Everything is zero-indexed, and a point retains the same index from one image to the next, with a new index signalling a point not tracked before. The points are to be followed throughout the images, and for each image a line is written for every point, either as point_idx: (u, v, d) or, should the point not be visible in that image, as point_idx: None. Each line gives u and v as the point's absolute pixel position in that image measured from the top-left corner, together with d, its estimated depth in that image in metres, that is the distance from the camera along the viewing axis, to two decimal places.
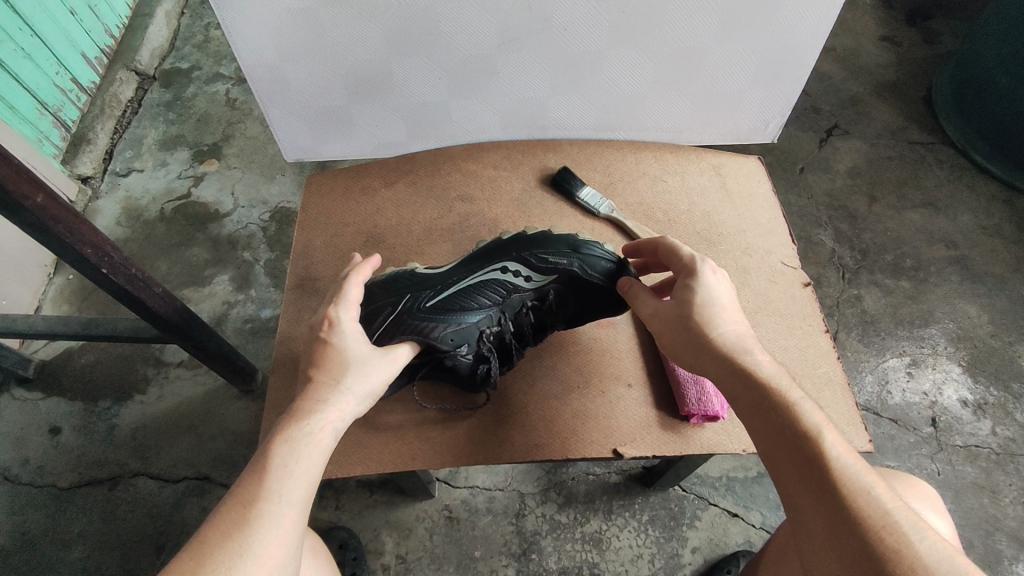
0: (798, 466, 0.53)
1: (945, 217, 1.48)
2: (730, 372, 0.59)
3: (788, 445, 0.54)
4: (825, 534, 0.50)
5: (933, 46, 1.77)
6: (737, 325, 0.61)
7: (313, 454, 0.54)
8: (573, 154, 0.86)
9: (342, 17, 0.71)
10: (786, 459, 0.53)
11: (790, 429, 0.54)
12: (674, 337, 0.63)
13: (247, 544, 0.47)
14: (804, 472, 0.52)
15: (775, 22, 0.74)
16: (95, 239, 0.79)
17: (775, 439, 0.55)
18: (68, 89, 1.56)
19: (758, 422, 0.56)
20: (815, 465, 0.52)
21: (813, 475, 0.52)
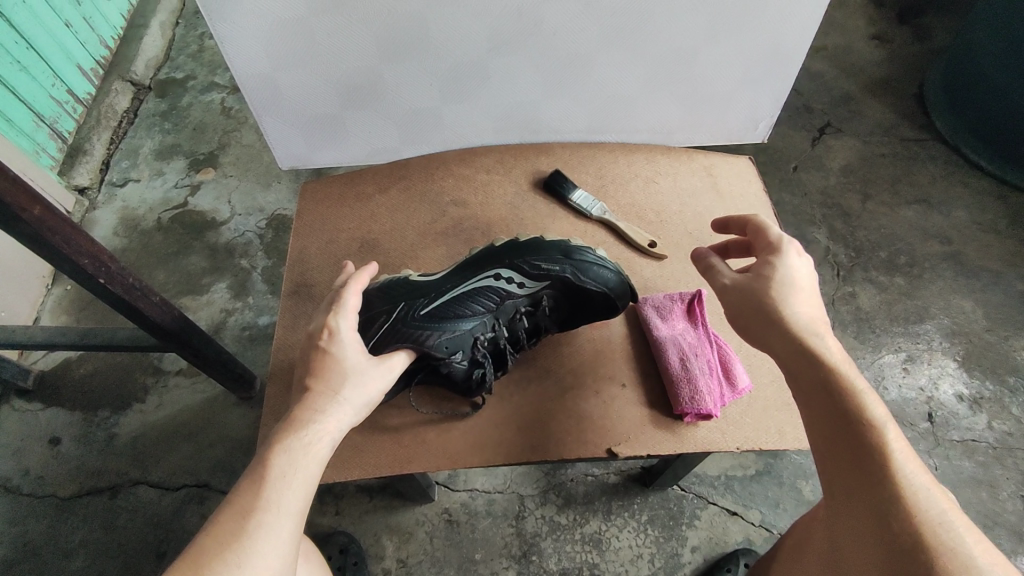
0: (852, 454, 0.54)
1: (938, 213, 1.48)
2: (796, 352, 0.59)
3: (845, 432, 0.55)
4: (870, 521, 0.52)
5: (924, 43, 1.78)
6: (812, 310, 0.62)
7: (310, 464, 0.54)
8: (565, 157, 0.87)
9: (335, 25, 0.72)
10: (844, 444, 0.54)
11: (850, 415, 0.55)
12: (745, 316, 0.64)
13: (246, 553, 0.47)
14: (856, 460, 0.53)
15: (762, 24, 0.75)
16: (91, 250, 0.80)
17: (833, 423, 0.56)
18: (64, 101, 1.56)
19: (817, 407, 0.57)
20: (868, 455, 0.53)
21: (866, 464, 0.53)
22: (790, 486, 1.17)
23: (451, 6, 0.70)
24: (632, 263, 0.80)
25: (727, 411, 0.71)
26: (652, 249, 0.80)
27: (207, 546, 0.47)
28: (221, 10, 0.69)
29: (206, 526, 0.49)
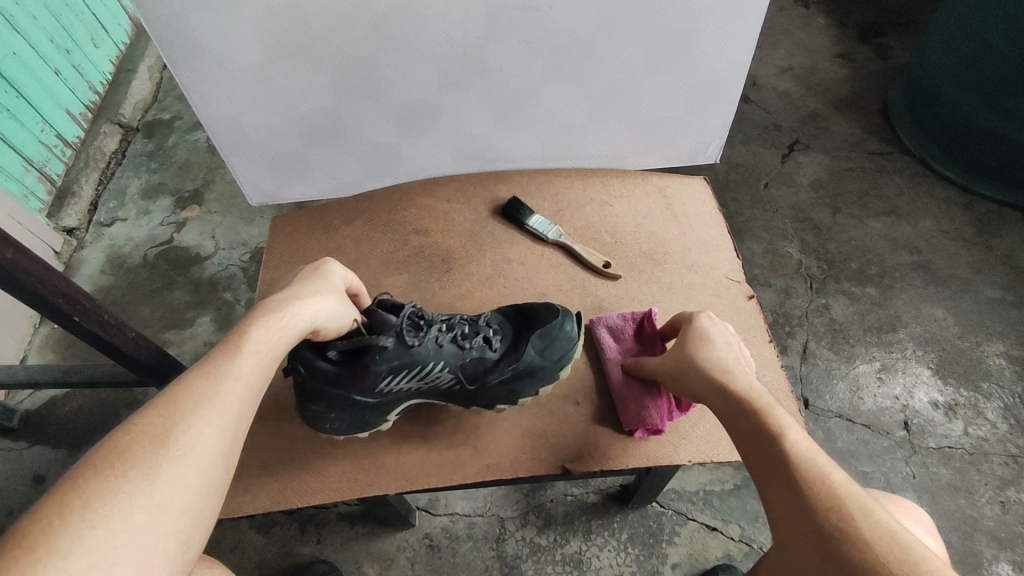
0: (765, 459, 0.57)
1: (907, 224, 1.51)
2: (713, 387, 0.65)
3: (757, 442, 0.58)
4: (783, 519, 0.53)
5: (887, 60, 1.84)
6: (729, 354, 0.68)
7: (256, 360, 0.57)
8: (522, 184, 0.90)
9: (291, 70, 0.75)
10: (755, 456, 0.58)
11: (758, 428, 0.59)
12: (668, 367, 0.70)
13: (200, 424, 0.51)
14: (768, 465, 0.56)
15: (698, 53, 0.79)
16: (65, 288, 0.83)
17: (747, 437, 0.59)
18: (53, 145, 1.61)
19: (733, 426, 0.61)
20: (777, 456, 0.56)
21: (777, 466, 0.55)
22: None
23: (400, 49, 0.74)
24: (588, 284, 0.82)
25: (678, 425, 0.73)
26: (606, 269, 0.83)
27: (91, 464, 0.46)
28: (181, 64, 0.73)
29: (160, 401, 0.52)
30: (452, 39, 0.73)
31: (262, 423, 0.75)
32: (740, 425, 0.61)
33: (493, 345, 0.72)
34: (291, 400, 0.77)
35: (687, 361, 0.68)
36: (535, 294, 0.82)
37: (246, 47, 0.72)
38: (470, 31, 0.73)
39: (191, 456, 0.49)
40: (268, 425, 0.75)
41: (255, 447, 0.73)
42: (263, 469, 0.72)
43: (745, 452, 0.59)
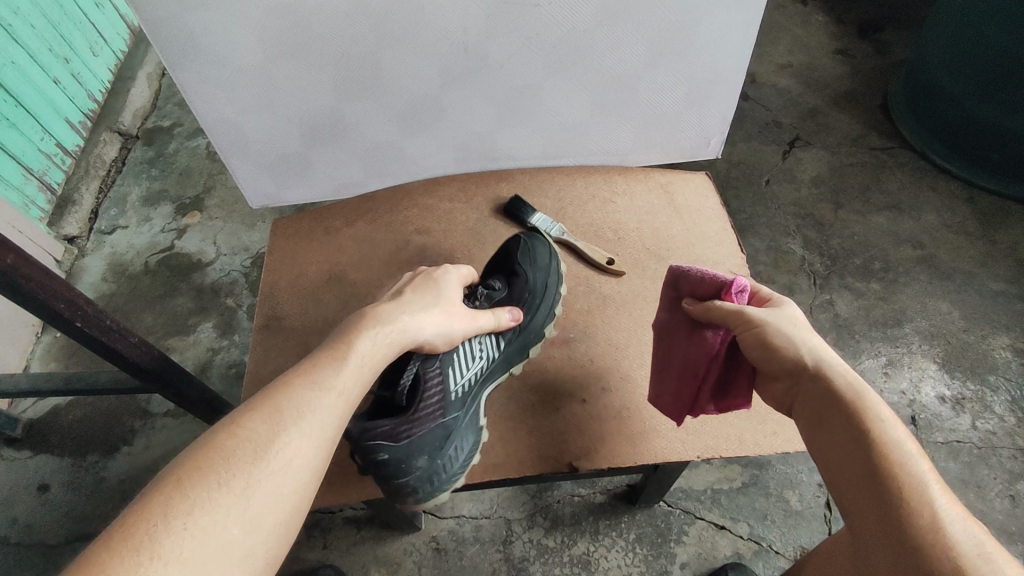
0: (860, 474, 0.51)
1: (909, 218, 1.51)
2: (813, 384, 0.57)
3: (864, 455, 0.51)
4: (896, 547, 0.46)
5: (886, 55, 1.84)
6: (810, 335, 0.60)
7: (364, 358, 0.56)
8: (524, 182, 0.90)
9: (291, 69, 0.75)
10: (861, 469, 0.51)
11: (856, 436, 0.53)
12: (744, 346, 0.62)
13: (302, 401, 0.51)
14: (862, 481, 0.51)
15: (699, 46, 0.78)
16: (67, 294, 0.82)
17: (853, 445, 0.52)
18: (53, 154, 1.61)
19: (837, 432, 0.54)
20: (873, 473, 0.50)
21: (873, 485, 0.50)
22: (777, 496, 1.17)
23: (400, 46, 0.74)
24: (591, 281, 0.82)
25: (687, 421, 0.72)
26: (610, 266, 0.82)
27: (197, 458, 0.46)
28: (183, 65, 0.73)
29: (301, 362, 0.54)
30: (451, 36, 0.73)
31: None
32: (834, 427, 0.54)
33: (496, 285, 0.76)
34: None
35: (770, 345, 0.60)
36: None
37: (246, 47, 0.72)
38: (469, 27, 0.72)
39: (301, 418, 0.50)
40: None
41: None
42: None
43: (834, 460, 0.54)
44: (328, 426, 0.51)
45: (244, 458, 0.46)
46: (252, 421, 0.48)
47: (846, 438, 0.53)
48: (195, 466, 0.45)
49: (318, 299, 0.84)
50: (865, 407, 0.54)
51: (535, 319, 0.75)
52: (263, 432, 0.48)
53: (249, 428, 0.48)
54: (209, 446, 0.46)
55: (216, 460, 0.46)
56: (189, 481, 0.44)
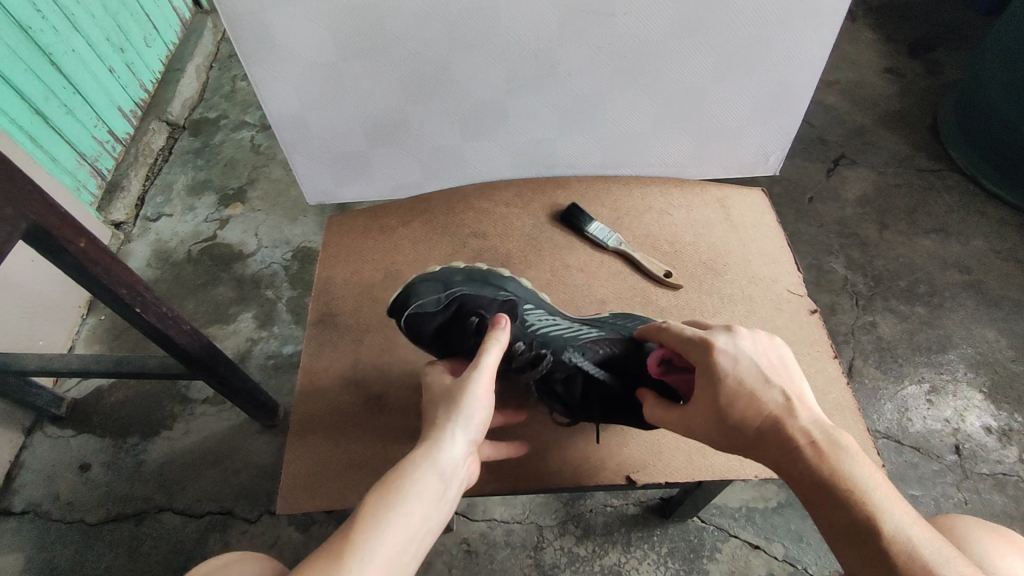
0: (848, 534, 0.49)
1: (957, 242, 1.48)
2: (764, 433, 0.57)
3: (818, 495, 0.52)
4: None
5: (937, 75, 1.80)
6: (769, 370, 0.61)
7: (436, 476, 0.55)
8: (580, 190, 0.90)
9: (362, 70, 0.76)
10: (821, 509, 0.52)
11: (832, 494, 0.51)
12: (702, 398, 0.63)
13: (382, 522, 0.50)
14: (854, 545, 0.49)
15: (770, 62, 0.78)
16: (129, 279, 0.84)
17: (807, 485, 0.53)
18: (105, 140, 1.65)
19: (793, 478, 0.55)
20: (858, 530, 0.49)
21: (861, 545, 0.48)
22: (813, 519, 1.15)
23: (471, 51, 0.75)
24: (648, 293, 0.81)
25: None
26: (667, 278, 0.82)
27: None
28: (257, 60, 0.74)
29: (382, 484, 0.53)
30: (522, 42, 0.73)
31: (321, 424, 0.76)
32: (809, 486, 0.53)
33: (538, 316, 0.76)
34: (351, 402, 0.78)
35: (737, 398, 0.59)
36: (594, 302, 0.81)
37: (320, 46, 0.73)
38: (542, 34, 0.73)
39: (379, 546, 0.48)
40: (327, 427, 0.76)
41: (313, 447, 0.74)
42: (323, 469, 0.73)
43: (821, 521, 0.52)
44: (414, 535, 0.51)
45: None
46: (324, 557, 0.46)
47: (821, 494, 0.52)
48: None
49: (374, 298, 0.85)
50: (833, 455, 0.53)
51: (516, 282, 0.78)
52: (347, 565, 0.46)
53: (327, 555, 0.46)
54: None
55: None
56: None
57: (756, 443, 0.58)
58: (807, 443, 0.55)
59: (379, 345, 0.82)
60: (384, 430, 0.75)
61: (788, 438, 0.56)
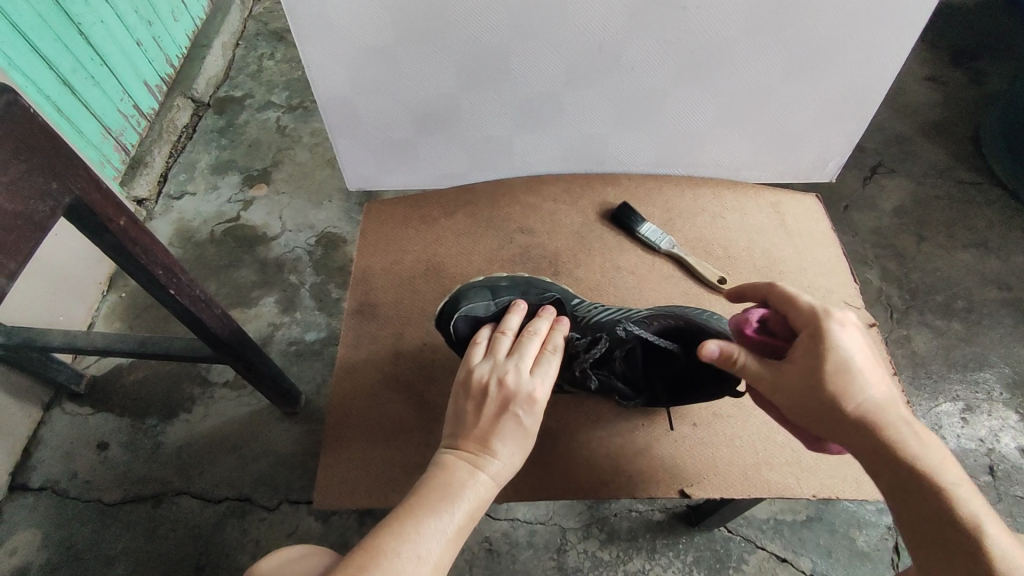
0: (931, 526, 0.52)
1: (996, 258, 1.45)
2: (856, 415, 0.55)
3: (903, 482, 0.53)
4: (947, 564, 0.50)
5: (980, 85, 1.76)
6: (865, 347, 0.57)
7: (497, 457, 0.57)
8: (631, 189, 0.87)
9: (418, 56, 0.73)
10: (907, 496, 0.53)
11: (919, 487, 0.52)
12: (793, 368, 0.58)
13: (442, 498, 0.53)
14: (936, 531, 0.51)
15: (843, 65, 0.75)
16: (165, 261, 0.82)
17: (893, 474, 0.54)
18: (130, 115, 1.62)
19: (878, 464, 0.54)
20: (946, 524, 0.51)
21: (947, 536, 0.51)
22: (843, 534, 1.13)
23: (533, 41, 0.72)
24: (701, 299, 0.78)
25: (802, 456, 0.71)
26: (722, 285, 0.78)
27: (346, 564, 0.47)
28: (308, 41, 0.72)
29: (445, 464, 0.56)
30: (590, 34, 0.71)
31: (360, 418, 0.74)
32: (895, 475, 0.53)
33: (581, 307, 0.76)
34: (390, 396, 0.76)
35: (842, 375, 0.55)
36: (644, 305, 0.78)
37: (376, 29, 0.70)
38: (610, 27, 0.70)
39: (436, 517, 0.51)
40: (364, 420, 0.74)
41: (351, 441, 0.72)
42: (361, 464, 0.71)
43: (901, 507, 0.53)
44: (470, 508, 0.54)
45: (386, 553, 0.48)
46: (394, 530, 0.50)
47: (908, 487, 0.53)
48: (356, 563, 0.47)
49: (416, 291, 0.83)
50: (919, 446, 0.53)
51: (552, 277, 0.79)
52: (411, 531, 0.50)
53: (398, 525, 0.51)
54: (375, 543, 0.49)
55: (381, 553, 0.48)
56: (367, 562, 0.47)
57: (839, 426, 0.55)
58: (898, 434, 0.54)
59: (420, 340, 0.80)
60: (426, 427, 0.73)
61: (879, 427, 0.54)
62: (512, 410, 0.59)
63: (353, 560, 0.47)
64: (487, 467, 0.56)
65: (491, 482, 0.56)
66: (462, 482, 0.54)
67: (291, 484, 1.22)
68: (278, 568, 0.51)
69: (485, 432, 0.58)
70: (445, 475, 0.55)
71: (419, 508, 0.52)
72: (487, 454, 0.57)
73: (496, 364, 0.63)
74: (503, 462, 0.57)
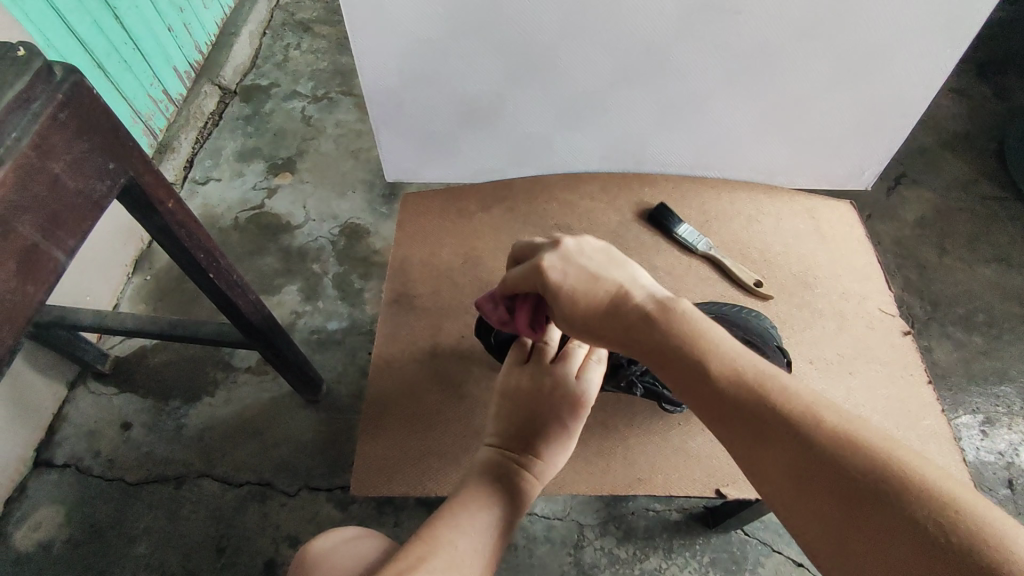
0: (824, 488, 0.41)
1: (1018, 273, 1.45)
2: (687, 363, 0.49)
3: (760, 430, 0.45)
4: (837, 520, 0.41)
5: (1005, 99, 1.76)
6: (602, 264, 0.57)
7: (537, 465, 0.60)
8: (668, 190, 0.89)
9: (468, 50, 0.76)
10: (768, 447, 0.44)
11: (806, 444, 0.43)
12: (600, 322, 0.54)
13: (491, 499, 0.56)
14: (816, 485, 0.42)
15: (885, 74, 0.78)
16: (206, 244, 0.83)
17: (746, 425, 0.45)
18: (159, 100, 1.63)
19: (728, 415, 0.46)
20: (840, 476, 0.41)
21: (840, 492, 0.41)
22: None
23: (583, 40, 0.74)
24: (738, 301, 0.79)
25: None
26: (758, 288, 0.79)
27: (410, 554, 0.50)
28: (364, 31, 0.74)
29: (491, 466, 0.59)
30: (639, 34, 0.73)
31: (397, 409, 0.75)
32: (772, 439, 0.44)
33: None
34: (428, 386, 0.77)
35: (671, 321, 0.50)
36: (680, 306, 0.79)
37: (432, 23, 0.73)
38: (659, 28, 0.72)
39: (482, 517, 0.54)
40: (403, 409, 0.75)
41: (389, 431, 0.73)
42: (400, 454, 0.72)
43: (774, 479, 0.44)
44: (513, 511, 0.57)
45: (445, 547, 0.51)
46: (449, 527, 0.53)
47: (793, 446, 0.43)
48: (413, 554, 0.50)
49: (453, 283, 0.84)
50: (792, 390, 0.45)
51: None
52: (464, 532, 0.53)
53: (453, 523, 0.53)
54: (430, 538, 0.52)
55: (436, 549, 0.51)
56: (425, 554, 0.50)
57: (710, 398, 0.47)
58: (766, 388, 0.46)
59: (457, 332, 0.81)
60: (462, 419, 0.74)
61: (750, 381, 0.46)
62: (557, 414, 0.62)
63: (414, 552, 0.50)
64: (530, 466, 0.60)
65: (533, 481, 0.60)
66: (509, 479, 0.58)
67: (311, 471, 1.23)
68: (333, 549, 0.58)
69: (529, 433, 0.61)
70: (492, 471, 0.59)
71: (471, 502, 0.55)
72: (530, 455, 0.61)
73: (541, 370, 0.64)
74: (546, 462, 0.61)
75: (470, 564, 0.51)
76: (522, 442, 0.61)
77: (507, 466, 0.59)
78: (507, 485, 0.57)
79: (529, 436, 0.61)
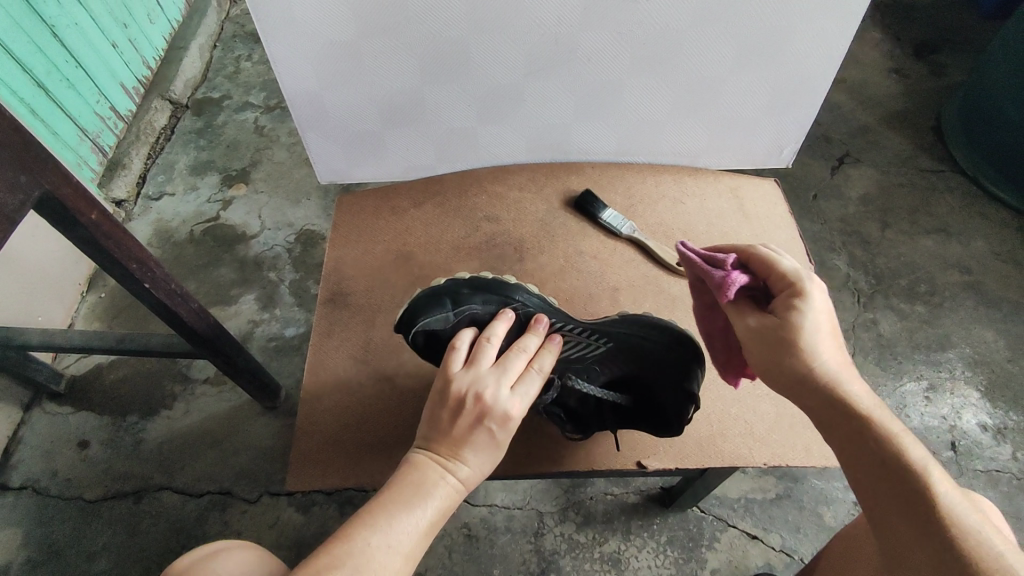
0: (901, 520, 0.52)
1: (958, 243, 1.49)
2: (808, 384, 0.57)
3: (842, 428, 0.55)
4: (895, 516, 0.52)
5: (941, 76, 1.81)
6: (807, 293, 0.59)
7: (465, 470, 0.59)
8: (594, 177, 0.92)
9: (381, 49, 0.77)
10: (850, 450, 0.55)
11: (897, 479, 0.52)
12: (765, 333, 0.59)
13: (413, 503, 0.56)
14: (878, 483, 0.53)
15: (789, 53, 0.81)
16: (140, 254, 0.83)
17: (830, 423, 0.56)
18: (107, 117, 1.63)
19: (831, 422, 0.56)
20: (894, 489, 0.52)
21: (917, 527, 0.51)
22: (811, 510, 1.17)
23: (491, 35, 0.76)
24: (661, 281, 0.82)
25: (756, 427, 0.76)
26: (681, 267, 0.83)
27: (322, 556, 0.51)
28: (275, 35, 0.75)
29: (419, 469, 0.59)
30: (545, 26, 0.75)
31: (331, 404, 0.76)
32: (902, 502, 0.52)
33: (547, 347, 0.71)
34: (362, 380, 0.78)
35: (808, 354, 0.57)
36: (607, 289, 0.82)
37: (341, 24, 0.74)
38: (564, 19, 0.74)
39: (399, 523, 0.55)
40: (335, 405, 0.76)
41: (322, 427, 0.74)
42: (333, 447, 0.73)
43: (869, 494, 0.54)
44: (433, 518, 0.57)
45: (355, 550, 0.52)
46: (362, 533, 0.53)
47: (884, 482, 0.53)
48: (319, 556, 0.52)
49: (386, 279, 0.85)
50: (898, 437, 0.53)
51: (528, 291, 0.77)
52: (377, 540, 0.53)
53: (370, 529, 0.54)
54: (343, 539, 0.53)
55: (347, 553, 0.52)
56: (334, 558, 0.51)
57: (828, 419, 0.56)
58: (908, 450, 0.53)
59: (391, 326, 0.82)
60: (394, 410, 0.76)
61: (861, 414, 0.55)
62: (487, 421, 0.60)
63: (326, 551, 0.52)
64: (457, 471, 0.59)
65: (460, 485, 0.59)
66: (433, 484, 0.58)
67: (271, 477, 1.24)
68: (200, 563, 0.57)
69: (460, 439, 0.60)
70: (418, 474, 0.58)
71: (394, 503, 0.56)
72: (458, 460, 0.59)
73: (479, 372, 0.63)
74: (473, 468, 0.59)
75: (382, 565, 0.52)
76: (452, 446, 0.60)
77: (433, 470, 0.59)
78: (432, 489, 0.57)
79: (459, 441, 0.60)
